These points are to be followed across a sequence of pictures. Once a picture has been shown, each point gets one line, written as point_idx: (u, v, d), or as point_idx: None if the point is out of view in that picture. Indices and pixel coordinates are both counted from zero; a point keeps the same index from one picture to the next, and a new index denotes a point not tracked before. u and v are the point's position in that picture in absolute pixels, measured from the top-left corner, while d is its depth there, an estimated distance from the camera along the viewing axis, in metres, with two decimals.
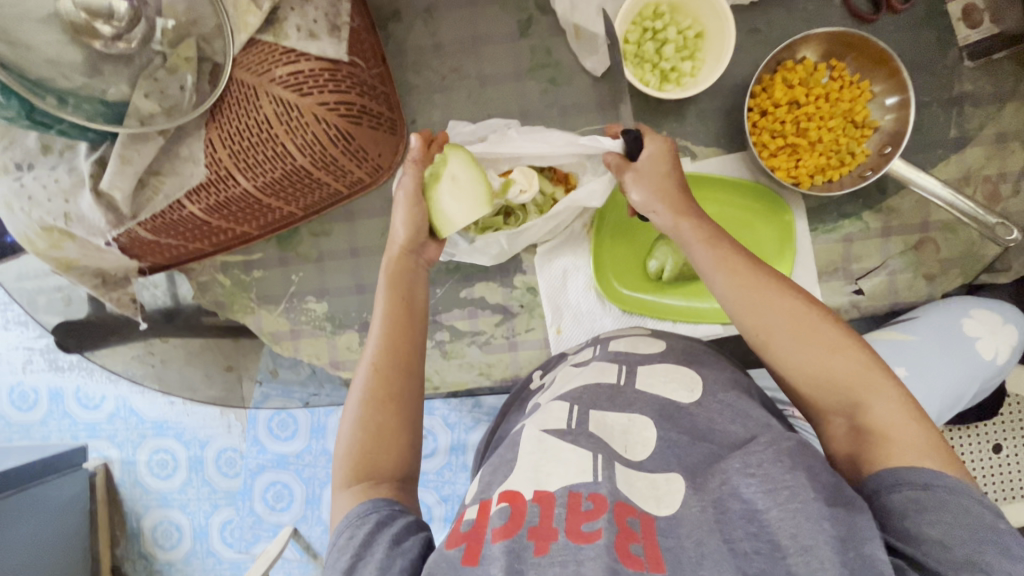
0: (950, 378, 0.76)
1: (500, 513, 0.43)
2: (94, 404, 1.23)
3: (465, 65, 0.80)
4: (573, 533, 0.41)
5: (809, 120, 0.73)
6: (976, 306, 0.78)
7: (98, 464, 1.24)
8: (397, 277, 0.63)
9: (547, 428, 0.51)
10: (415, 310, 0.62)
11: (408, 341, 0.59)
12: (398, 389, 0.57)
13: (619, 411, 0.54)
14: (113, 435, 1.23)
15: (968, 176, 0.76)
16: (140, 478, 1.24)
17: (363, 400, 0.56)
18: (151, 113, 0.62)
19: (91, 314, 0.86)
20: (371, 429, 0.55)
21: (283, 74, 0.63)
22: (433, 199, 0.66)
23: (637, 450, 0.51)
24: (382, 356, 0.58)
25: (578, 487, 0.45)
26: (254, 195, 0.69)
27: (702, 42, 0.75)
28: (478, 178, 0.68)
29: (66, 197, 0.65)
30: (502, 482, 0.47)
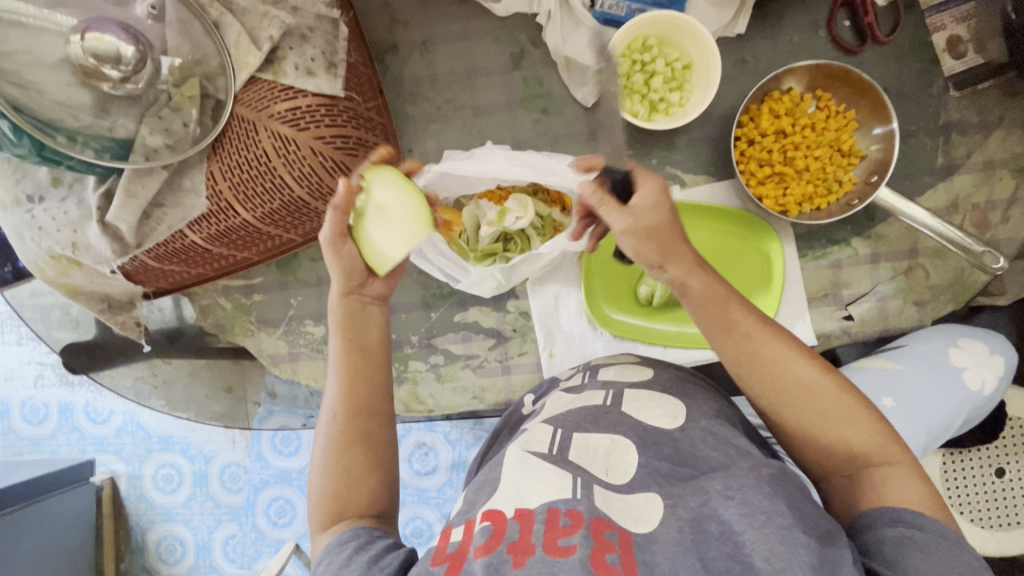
0: (937, 407, 0.77)
1: (484, 530, 0.44)
2: (102, 420, 1.25)
3: (460, 96, 0.83)
4: (550, 548, 0.41)
5: (796, 149, 0.75)
6: (966, 335, 0.79)
7: (104, 480, 1.26)
8: (348, 322, 0.63)
9: (530, 449, 0.53)
10: (371, 350, 0.62)
11: (368, 382, 0.60)
12: (367, 431, 0.59)
13: (602, 431, 0.55)
14: (118, 451, 1.26)
15: (956, 203, 0.77)
16: (144, 494, 1.26)
17: (329, 445, 0.58)
18: (156, 148, 0.65)
19: (98, 336, 0.88)
20: (339, 473, 0.57)
21: (282, 110, 0.66)
22: (362, 234, 0.62)
23: (617, 474, 0.51)
24: (341, 403, 0.59)
25: (557, 503, 0.45)
26: (254, 224, 0.72)
27: (690, 73, 0.77)
28: (410, 205, 0.64)
29: (74, 228, 0.68)
30: (487, 502, 0.48)
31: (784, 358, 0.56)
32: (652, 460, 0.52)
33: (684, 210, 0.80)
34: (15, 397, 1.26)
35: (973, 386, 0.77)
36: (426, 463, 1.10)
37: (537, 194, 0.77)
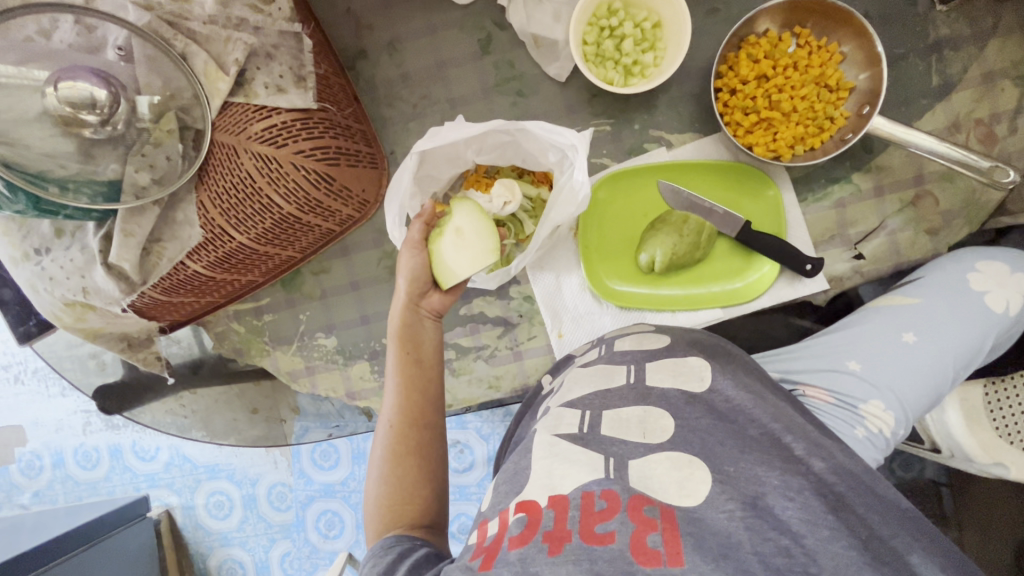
0: (963, 340, 0.69)
1: (518, 522, 0.41)
2: (150, 456, 1.30)
3: (434, 91, 0.83)
4: (587, 535, 0.39)
5: (780, 91, 0.72)
6: (982, 258, 0.72)
7: (161, 512, 1.31)
8: (404, 332, 0.67)
9: (559, 432, 0.48)
10: (425, 362, 0.66)
11: (423, 391, 0.64)
12: (418, 441, 0.61)
13: (634, 403, 0.51)
14: (170, 483, 1.31)
15: (958, 122, 0.73)
16: (201, 521, 1.31)
17: (384, 458, 0.60)
18: (145, 186, 0.66)
19: (127, 375, 0.92)
20: (394, 484, 0.59)
21: (257, 130, 0.66)
22: (436, 250, 0.68)
23: (657, 436, 0.48)
24: (397, 412, 0.62)
25: (590, 485, 0.42)
26: (250, 246, 0.73)
27: (660, 32, 0.76)
28: (483, 230, 0.70)
29: (81, 273, 0.70)
30: (518, 494, 0.44)
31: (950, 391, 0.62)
32: (692, 417, 0.49)
33: (672, 171, 0.78)
34: (67, 445, 1.31)
35: (998, 309, 0.70)
36: (462, 460, 1.11)
37: (523, 177, 0.78)
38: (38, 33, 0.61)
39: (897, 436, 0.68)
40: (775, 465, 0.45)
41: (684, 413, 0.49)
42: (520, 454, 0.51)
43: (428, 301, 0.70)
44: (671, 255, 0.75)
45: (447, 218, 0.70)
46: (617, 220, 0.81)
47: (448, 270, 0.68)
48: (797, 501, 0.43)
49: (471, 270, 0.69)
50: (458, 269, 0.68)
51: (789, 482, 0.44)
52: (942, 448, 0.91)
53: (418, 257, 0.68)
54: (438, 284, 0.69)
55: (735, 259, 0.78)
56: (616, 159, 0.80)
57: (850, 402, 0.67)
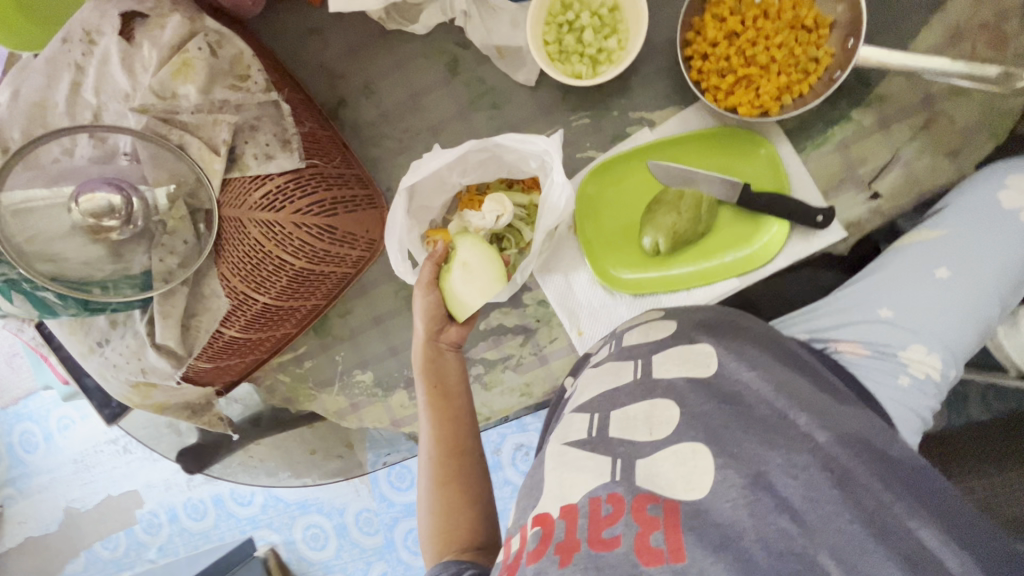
0: (1002, 263, 0.64)
1: (533, 536, 0.43)
2: (247, 501, 1.40)
3: (414, 122, 0.85)
4: (595, 541, 0.41)
5: (754, 45, 0.70)
6: (1015, 171, 0.66)
7: (267, 550, 1.41)
8: (428, 369, 0.69)
9: (569, 441, 0.51)
10: (452, 393, 0.68)
11: (456, 421, 0.66)
12: (458, 468, 0.63)
13: (639, 399, 0.52)
14: (270, 522, 1.41)
15: (960, 32, 0.67)
16: (303, 553, 1.41)
17: (429, 488, 0.62)
18: (171, 270, 0.73)
19: (200, 436, 1.01)
20: (442, 511, 0.60)
21: (257, 199, 0.71)
22: (447, 285, 0.69)
23: (662, 430, 0.48)
24: (434, 445, 0.64)
25: (597, 491, 0.44)
26: (274, 304, 0.79)
27: (619, 14, 0.75)
28: (489, 259, 0.70)
29: (137, 356, 0.78)
30: (535, 507, 0.47)
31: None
32: (697, 406, 0.49)
33: (661, 148, 0.76)
34: (177, 500, 1.43)
35: None
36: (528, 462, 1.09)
37: (513, 187, 0.79)
38: (63, 153, 0.70)
39: (950, 378, 0.64)
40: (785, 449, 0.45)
41: (689, 402, 0.49)
42: (539, 464, 0.53)
43: (446, 335, 0.71)
44: (673, 234, 0.74)
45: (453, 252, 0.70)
46: (613, 210, 0.80)
47: (461, 303, 0.69)
48: (800, 478, 0.42)
49: (483, 300, 0.69)
50: (470, 301, 0.69)
51: (792, 459, 0.43)
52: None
53: (432, 297, 0.70)
54: (454, 317, 0.71)
55: (743, 224, 0.76)
56: (602, 148, 0.80)
57: (889, 351, 0.64)
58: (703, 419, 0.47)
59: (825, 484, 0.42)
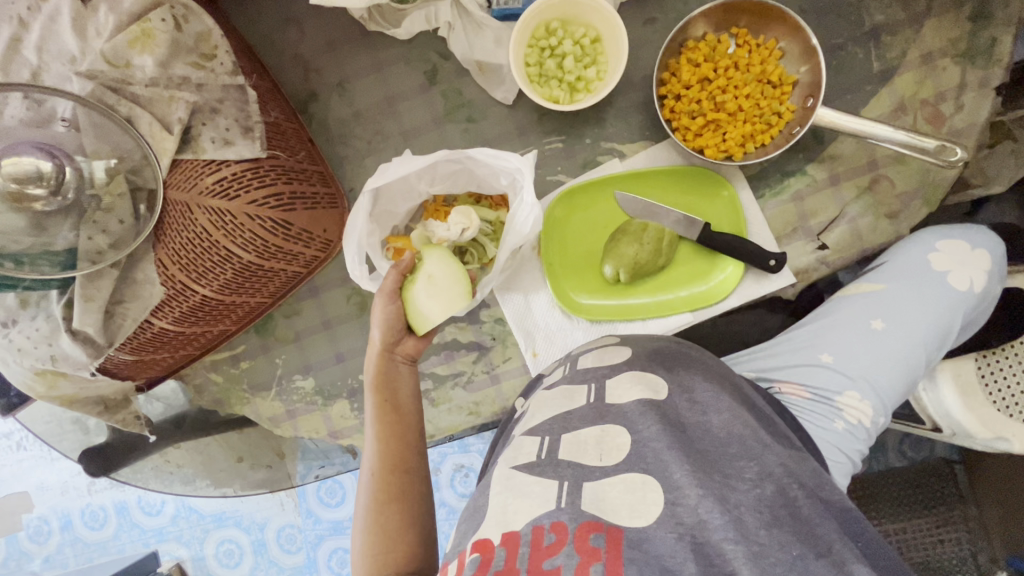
0: (929, 321, 0.69)
1: (470, 565, 0.42)
2: (156, 511, 1.28)
3: (387, 126, 0.83)
4: (535, 571, 0.39)
5: (723, 92, 0.73)
6: (944, 236, 0.72)
7: (172, 566, 1.29)
8: (380, 381, 0.66)
9: (517, 464, 0.50)
10: (403, 408, 0.65)
11: (402, 438, 0.63)
12: (400, 486, 0.60)
13: (592, 423, 0.52)
14: (179, 535, 1.29)
15: (904, 105, 0.74)
16: (212, 571, 1.29)
17: (367, 506, 0.58)
18: (100, 250, 0.67)
19: (111, 436, 0.92)
20: (378, 531, 0.57)
21: (209, 184, 0.67)
22: (410, 297, 0.67)
23: (612, 456, 0.48)
24: (377, 459, 0.61)
25: (541, 518, 0.43)
26: (214, 298, 0.74)
27: (600, 45, 0.77)
28: (456, 274, 0.69)
29: (48, 342, 0.70)
30: (476, 530, 0.45)
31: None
32: (650, 436, 0.49)
33: (628, 180, 0.78)
34: (73, 506, 1.29)
35: (962, 288, 0.70)
36: (466, 484, 1.07)
37: (480, 202, 0.79)
38: None
39: (879, 424, 0.67)
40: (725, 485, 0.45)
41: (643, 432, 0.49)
42: (484, 487, 0.51)
43: (403, 348, 0.69)
44: (634, 264, 0.75)
45: (419, 265, 0.68)
46: (577, 235, 0.81)
47: (423, 316, 0.67)
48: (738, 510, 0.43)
49: (446, 315, 0.68)
50: (432, 315, 0.67)
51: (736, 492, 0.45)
52: (943, 427, 0.89)
53: (394, 307, 0.67)
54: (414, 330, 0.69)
55: (700, 261, 0.78)
56: (572, 174, 0.81)
57: (826, 395, 0.67)
58: (653, 448, 0.48)
59: (753, 524, 0.42)
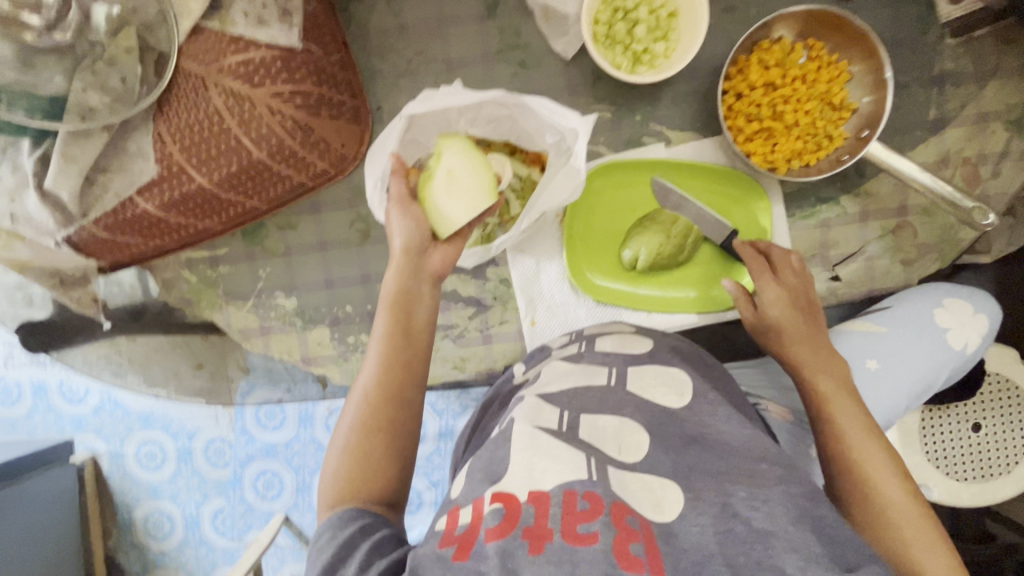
0: (923, 370, 0.73)
1: (495, 513, 0.43)
2: (77, 399, 1.18)
3: (431, 49, 0.77)
4: (568, 534, 0.41)
5: (785, 102, 0.71)
6: (951, 294, 0.75)
7: (85, 458, 1.19)
8: (398, 300, 0.61)
9: (539, 424, 0.51)
10: (415, 335, 0.60)
11: (408, 368, 0.58)
12: (392, 419, 0.56)
13: (610, 413, 0.54)
14: (99, 428, 1.19)
15: (946, 158, 0.74)
16: (129, 471, 1.20)
17: (352, 428, 0.56)
18: (94, 108, 0.59)
19: (54, 315, 0.83)
20: (359, 457, 0.54)
21: (232, 63, 0.60)
22: (431, 198, 0.63)
23: (630, 452, 0.50)
24: (375, 384, 0.57)
25: (573, 484, 0.45)
26: (211, 190, 0.66)
27: (675, 21, 0.72)
28: (474, 164, 0.63)
29: (12, 197, 0.62)
30: (496, 483, 0.47)
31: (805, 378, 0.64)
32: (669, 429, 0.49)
33: (666, 168, 0.76)
34: None
35: (956, 347, 0.73)
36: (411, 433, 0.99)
37: (515, 154, 0.72)
38: None
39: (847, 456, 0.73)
40: (753, 484, 0.47)
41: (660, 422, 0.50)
42: (499, 443, 0.52)
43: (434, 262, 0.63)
44: (656, 254, 0.73)
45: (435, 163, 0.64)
46: (605, 212, 0.78)
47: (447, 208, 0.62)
48: (762, 510, 0.45)
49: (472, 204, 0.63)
50: (456, 204, 0.62)
51: (756, 493, 0.46)
52: None
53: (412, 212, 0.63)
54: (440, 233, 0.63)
55: (716, 267, 0.78)
56: (613, 148, 0.77)
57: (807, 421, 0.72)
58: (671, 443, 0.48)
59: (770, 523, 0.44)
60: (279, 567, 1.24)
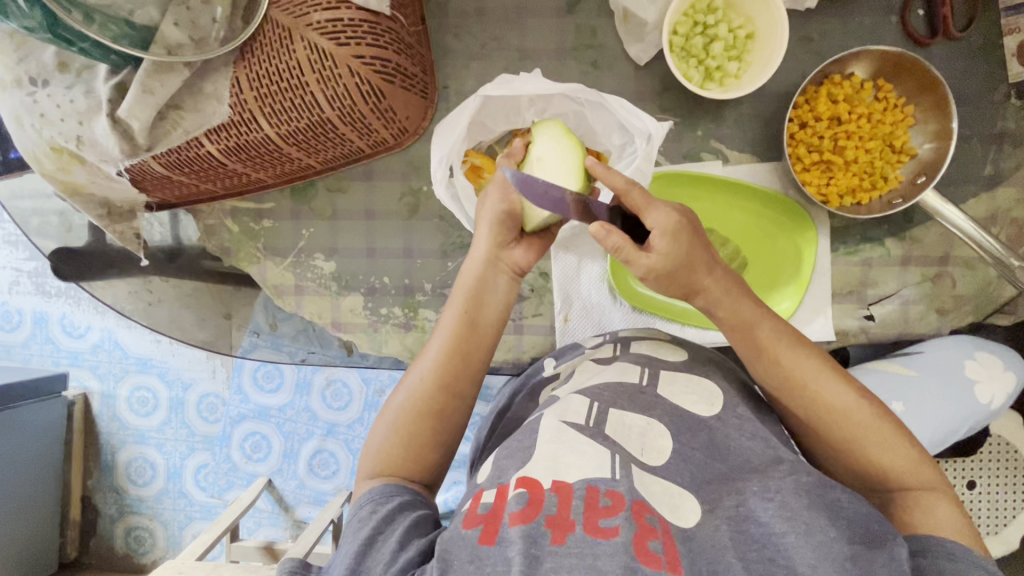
0: (944, 418, 0.77)
1: (518, 498, 0.44)
2: (80, 334, 1.16)
3: (506, 35, 0.77)
4: (591, 527, 0.42)
5: (848, 138, 0.72)
6: (982, 348, 0.78)
7: (78, 394, 1.18)
8: (473, 290, 0.61)
9: (567, 420, 0.51)
10: (479, 330, 0.60)
11: (466, 360, 0.59)
12: (443, 406, 0.57)
13: (638, 412, 0.55)
14: (95, 365, 1.17)
15: (995, 216, 0.76)
16: (118, 413, 1.19)
17: (405, 407, 0.57)
18: (179, 44, 0.59)
19: (91, 244, 0.84)
20: (405, 437, 0.56)
21: (321, 19, 0.60)
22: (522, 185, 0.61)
23: (653, 455, 0.51)
24: (434, 370, 0.58)
25: (596, 482, 0.45)
26: (275, 142, 0.67)
27: (752, 43, 0.73)
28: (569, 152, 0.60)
29: (80, 119, 0.61)
30: (519, 468, 0.47)
31: (823, 386, 0.54)
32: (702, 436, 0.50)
33: (720, 186, 0.77)
34: None
35: (982, 400, 0.77)
36: None
37: None
38: None
39: None
40: (762, 475, 0.49)
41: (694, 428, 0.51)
42: (523, 431, 0.52)
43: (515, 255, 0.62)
44: None
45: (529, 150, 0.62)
46: None
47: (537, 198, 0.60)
48: (775, 501, 0.47)
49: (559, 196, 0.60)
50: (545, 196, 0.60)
51: (768, 485, 0.48)
52: None
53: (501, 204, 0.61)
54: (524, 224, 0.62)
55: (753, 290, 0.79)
56: (670, 159, 0.78)
57: None
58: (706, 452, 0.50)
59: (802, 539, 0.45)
60: (256, 530, 1.17)
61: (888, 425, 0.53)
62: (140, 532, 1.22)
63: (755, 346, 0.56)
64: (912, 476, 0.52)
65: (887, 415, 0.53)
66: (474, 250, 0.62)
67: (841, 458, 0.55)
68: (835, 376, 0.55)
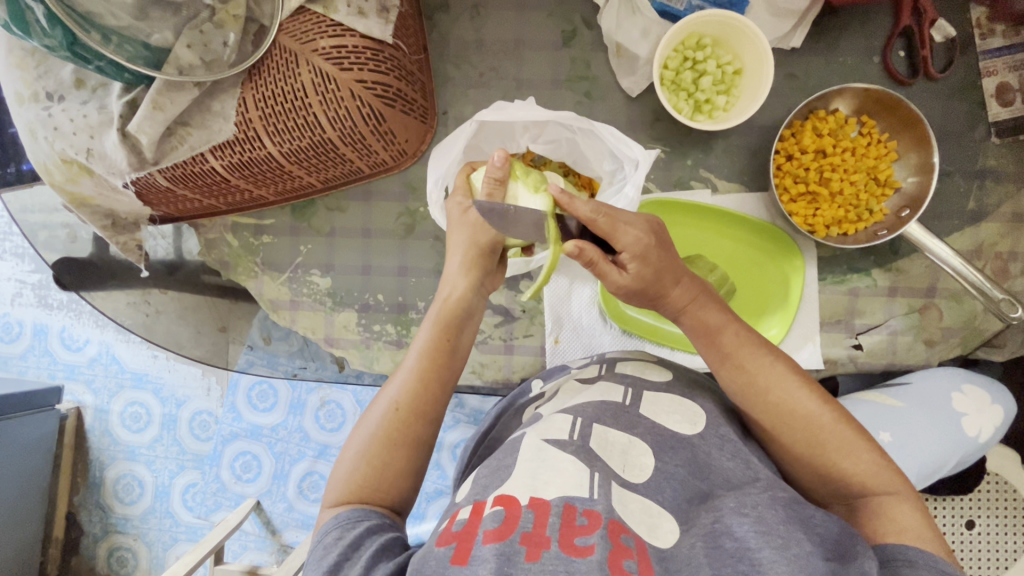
0: (935, 450, 0.79)
1: (494, 516, 0.44)
2: (78, 348, 1.17)
3: (504, 65, 0.81)
4: (566, 545, 0.42)
5: (832, 170, 0.74)
6: (969, 381, 0.80)
7: (71, 408, 1.18)
8: (451, 317, 0.60)
9: (549, 437, 0.52)
10: (456, 356, 0.60)
11: (441, 386, 0.59)
12: (417, 435, 0.56)
13: (621, 430, 0.55)
14: (90, 380, 1.18)
15: (979, 250, 0.77)
16: (111, 428, 1.19)
17: (376, 437, 0.56)
18: (190, 64, 0.62)
19: (93, 256, 0.85)
20: (378, 466, 0.55)
21: (326, 45, 0.64)
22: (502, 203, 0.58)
23: (634, 472, 0.51)
24: (409, 396, 0.57)
25: (574, 500, 0.45)
26: (278, 160, 0.70)
27: (739, 79, 0.76)
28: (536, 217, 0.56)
29: (91, 133, 0.64)
30: (499, 486, 0.47)
31: (787, 390, 0.55)
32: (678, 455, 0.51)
33: (710, 213, 0.79)
34: None
35: (970, 432, 0.80)
36: None
37: (568, 176, 0.76)
38: None
39: None
40: (739, 493, 0.49)
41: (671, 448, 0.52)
42: (506, 449, 0.52)
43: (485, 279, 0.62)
44: None
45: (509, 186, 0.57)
46: None
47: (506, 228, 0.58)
48: (751, 516, 0.46)
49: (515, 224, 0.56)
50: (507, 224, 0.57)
51: (744, 501, 0.48)
52: None
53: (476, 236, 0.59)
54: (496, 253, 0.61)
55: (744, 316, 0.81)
56: (660, 186, 0.80)
57: None
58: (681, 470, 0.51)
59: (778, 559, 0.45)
60: (240, 554, 1.15)
61: (848, 429, 0.54)
62: (124, 552, 1.20)
63: (720, 352, 0.57)
64: (876, 483, 0.52)
65: (847, 419, 0.54)
66: (451, 272, 0.61)
67: (808, 469, 0.55)
68: (797, 380, 0.56)
